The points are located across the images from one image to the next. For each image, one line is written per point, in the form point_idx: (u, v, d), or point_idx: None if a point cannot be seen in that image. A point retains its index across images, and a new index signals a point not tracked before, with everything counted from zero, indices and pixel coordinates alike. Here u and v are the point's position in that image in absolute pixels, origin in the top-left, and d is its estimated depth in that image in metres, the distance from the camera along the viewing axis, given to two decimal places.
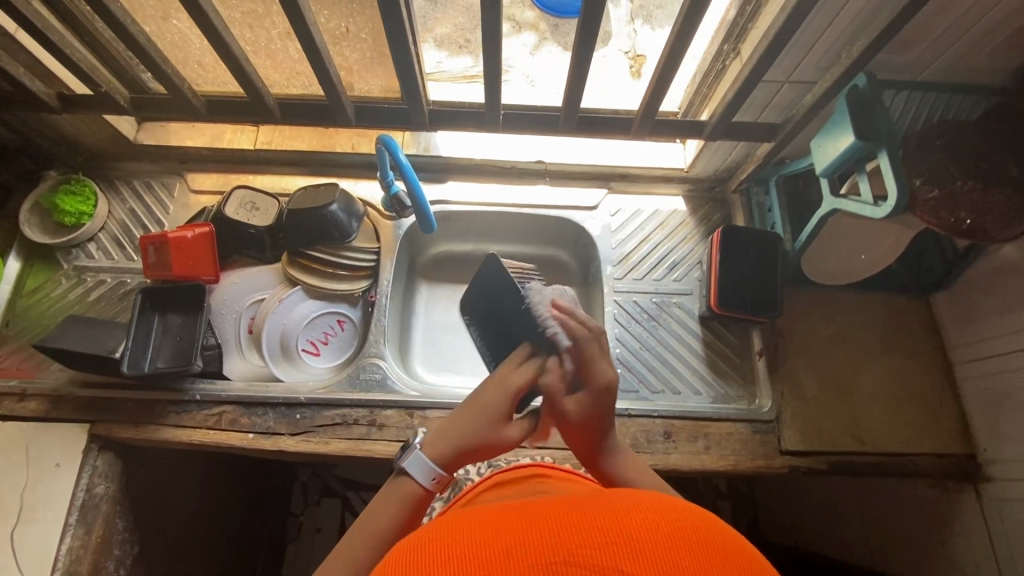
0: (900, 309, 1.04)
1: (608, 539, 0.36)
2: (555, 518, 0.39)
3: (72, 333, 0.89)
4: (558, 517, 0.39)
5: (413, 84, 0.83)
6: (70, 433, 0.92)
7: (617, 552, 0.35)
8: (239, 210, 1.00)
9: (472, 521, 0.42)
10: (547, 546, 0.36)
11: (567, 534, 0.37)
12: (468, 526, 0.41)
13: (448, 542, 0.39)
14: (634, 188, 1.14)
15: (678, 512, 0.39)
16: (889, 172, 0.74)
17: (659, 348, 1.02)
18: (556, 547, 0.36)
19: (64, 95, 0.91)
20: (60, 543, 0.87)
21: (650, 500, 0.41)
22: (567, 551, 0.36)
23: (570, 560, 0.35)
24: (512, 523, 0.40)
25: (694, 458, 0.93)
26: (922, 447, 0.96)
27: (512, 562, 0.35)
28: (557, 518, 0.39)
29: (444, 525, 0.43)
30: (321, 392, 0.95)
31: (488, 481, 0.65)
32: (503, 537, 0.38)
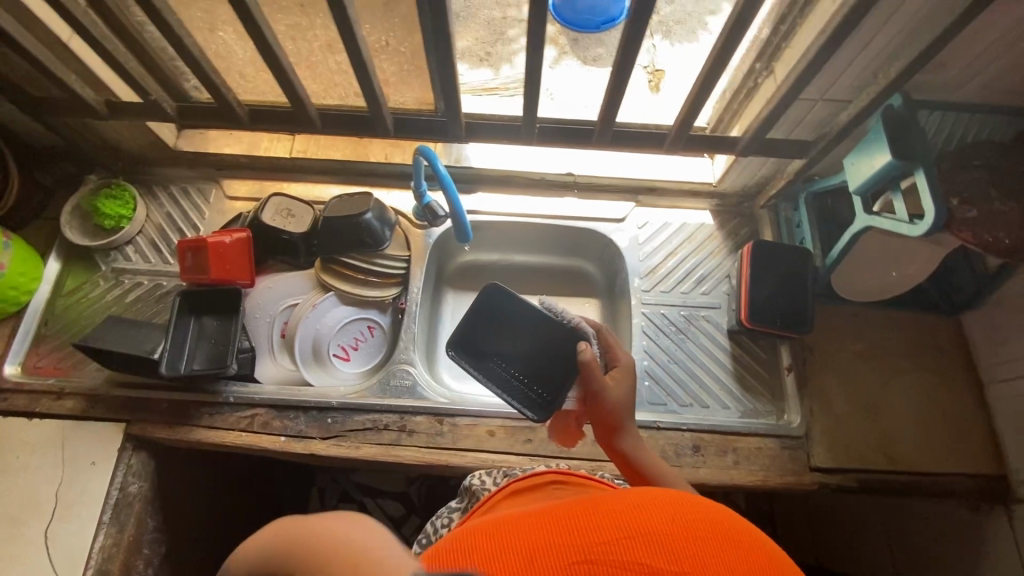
0: (929, 328, 1.04)
1: (628, 536, 0.40)
2: (577, 518, 0.42)
3: (113, 333, 0.91)
4: (579, 517, 0.42)
5: (453, 97, 0.85)
6: (106, 432, 0.94)
7: (640, 548, 0.39)
8: (276, 216, 1.02)
9: (503, 526, 0.45)
10: (574, 547, 0.39)
11: (591, 535, 0.40)
12: (497, 534, 0.44)
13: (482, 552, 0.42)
14: (661, 202, 1.15)
15: (690, 506, 0.43)
16: (927, 191, 0.74)
17: (687, 361, 1.03)
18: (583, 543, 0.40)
19: (111, 103, 0.94)
20: (94, 541, 0.88)
21: (663, 496, 0.45)
22: (591, 549, 0.39)
23: (594, 559, 0.39)
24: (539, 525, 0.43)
25: (723, 473, 0.92)
26: (953, 467, 0.95)
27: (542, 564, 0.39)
28: (577, 520, 0.42)
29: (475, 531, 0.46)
30: (353, 397, 0.96)
31: (507, 489, 0.66)
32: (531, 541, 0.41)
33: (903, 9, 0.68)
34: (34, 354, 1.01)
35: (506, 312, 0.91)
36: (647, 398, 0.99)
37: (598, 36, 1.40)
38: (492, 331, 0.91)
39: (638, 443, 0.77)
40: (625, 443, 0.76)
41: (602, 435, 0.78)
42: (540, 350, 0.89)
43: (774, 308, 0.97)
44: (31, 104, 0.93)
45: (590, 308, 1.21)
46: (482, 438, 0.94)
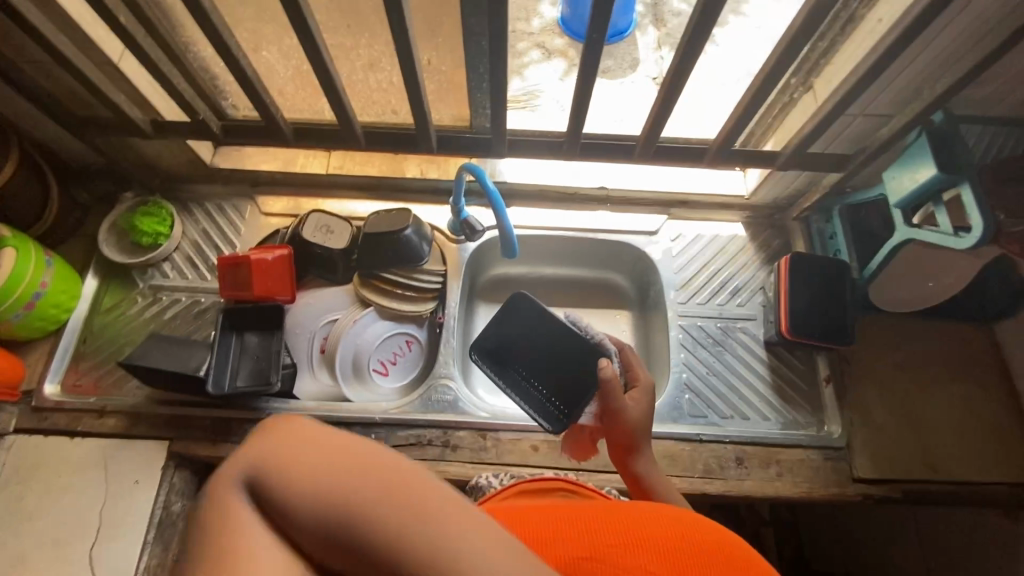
0: (964, 337, 1.05)
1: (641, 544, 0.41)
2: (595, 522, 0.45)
3: (158, 351, 0.91)
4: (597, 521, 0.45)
5: (500, 115, 0.86)
6: (148, 450, 0.93)
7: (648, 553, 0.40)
8: (316, 233, 1.03)
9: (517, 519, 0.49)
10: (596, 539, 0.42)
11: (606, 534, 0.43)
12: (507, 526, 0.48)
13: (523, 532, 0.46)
14: (693, 215, 1.17)
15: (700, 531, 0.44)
16: (973, 204, 0.76)
17: (726, 373, 1.03)
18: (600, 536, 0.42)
19: (156, 121, 0.95)
20: (139, 561, 0.88)
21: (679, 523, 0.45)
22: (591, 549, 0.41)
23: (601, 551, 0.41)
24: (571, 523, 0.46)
25: (767, 485, 0.93)
26: (995, 477, 0.95)
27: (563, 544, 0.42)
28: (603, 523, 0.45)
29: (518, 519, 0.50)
30: (395, 412, 0.96)
31: (518, 487, 0.68)
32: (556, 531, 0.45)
33: (949, 30, 0.70)
34: (73, 372, 1.01)
35: (531, 317, 0.92)
36: (688, 411, 0.99)
37: (609, 49, 1.42)
38: (512, 330, 0.93)
39: (652, 467, 0.78)
40: (638, 464, 0.77)
41: (617, 449, 0.79)
42: (558, 369, 0.91)
43: (813, 319, 0.98)
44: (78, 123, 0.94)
45: (623, 321, 1.22)
46: (527, 453, 0.94)
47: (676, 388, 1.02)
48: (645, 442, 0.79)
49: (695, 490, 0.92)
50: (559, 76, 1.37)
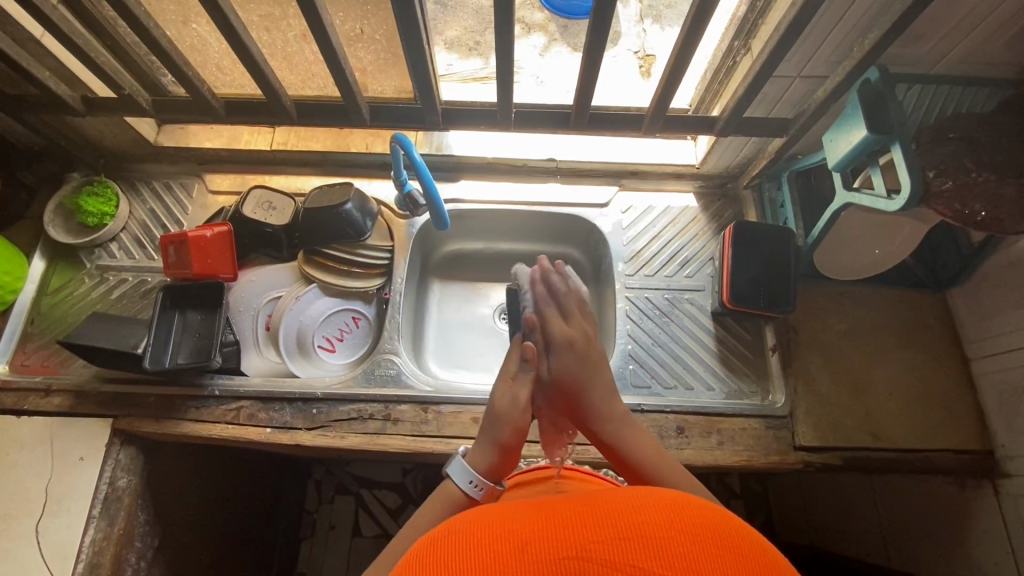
0: (915, 305, 1.03)
1: (624, 536, 0.37)
2: (572, 514, 0.40)
3: (96, 329, 0.91)
4: (575, 513, 0.40)
5: (427, 83, 0.84)
6: (93, 428, 0.94)
7: (633, 549, 0.36)
8: (257, 210, 1.02)
9: (500, 517, 0.42)
10: (565, 542, 0.37)
11: (585, 530, 0.38)
12: (485, 520, 0.42)
13: (469, 537, 0.40)
14: (645, 186, 1.15)
15: (691, 508, 0.40)
16: (903, 164, 0.74)
17: (672, 344, 1.02)
18: (573, 542, 0.37)
19: (87, 98, 0.94)
20: (84, 535, 0.89)
21: (665, 498, 0.41)
22: (582, 547, 0.37)
23: (583, 555, 0.36)
24: (533, 517, 0.41)
25: (708, 454, 0.93)
26: (938, 443, 0.95)
27: (532, 554, 0.37)
28: (572, 514, 0.40)
29: (470, 517, 0.43)
30: (337, 387, 0.97)
31: (516, 479, 0.72)
32: (522, 531, 0.39)
33: None
34: (21, 353, 1.01)
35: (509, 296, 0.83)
36: (631, 381, 0.99)
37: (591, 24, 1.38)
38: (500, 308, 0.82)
39: (619, 425, 0.68)
40: (604, 430, 0.67)
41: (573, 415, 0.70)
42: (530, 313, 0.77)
43: (757, 288, 0.97)
44: (8, 102, 0.93)
45: None
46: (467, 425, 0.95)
47: (620, 359, 1.01)
48: (597, 401, 0.68)
49: None
50: (529, 50, 1.34)
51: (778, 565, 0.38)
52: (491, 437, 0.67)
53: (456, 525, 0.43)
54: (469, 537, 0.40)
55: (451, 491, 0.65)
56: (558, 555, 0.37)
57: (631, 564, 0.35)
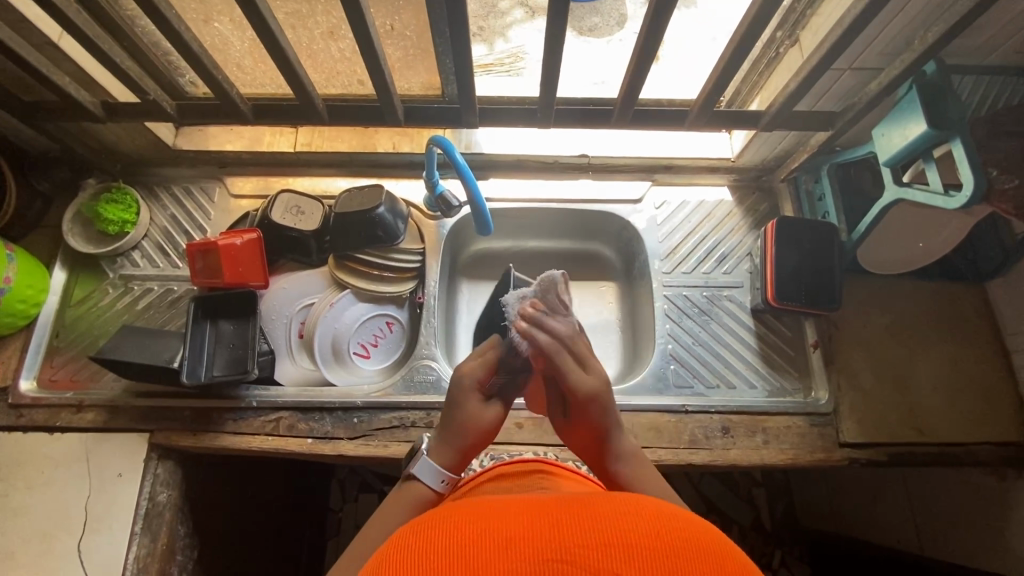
0: (955, 297, 1.02)
1: (611, 544, 0.36)
2: (556, 519, 0.39)
3: (130, 343, 0.89)
4: (559, 518, 0.39)
5: (467, 82, 0.81)
6: (129, 443, 0.92)
7: (619, 557, 0.35)
8: (286, 214, 0.99)
9: (484, 513, 0.41)
10: (550, 546, 0.36)
11: (572, 535, 0.37)
12: (466, 517, 0.40)
13: (451, 531, 0.39)
14: (678, 180, 1.13)
15: (676, 518, 0.40)
16: (964, 161, 0.72)
17: (711, 342, 1.01)
18: (558, 545, 0.36)
19: (107, 103, 0.90)
20: (127, 552, 0.88)
21: (651, 507, 0.41)
22: (568, 550, 0.36)
23: (569, 560, 0.35)
24: (517, 516, 0.40)
25: (754, 453, 0.92)
26: (982, 436, 0.95)
27: (515, 556, 0.36)
28: (560, 518, 0.39)
29: (448, 510, 0.43)
30: (377, 396, 0.95)
31: (496, 471, 0.68)
32: (505, 532, 0.38)
33: None
34: (48, 367, 0.99)
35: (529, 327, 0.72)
36: (673, 381, 0.99)
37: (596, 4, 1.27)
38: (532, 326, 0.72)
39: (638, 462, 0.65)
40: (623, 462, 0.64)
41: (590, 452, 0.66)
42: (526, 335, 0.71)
43: (800, 284, 0.95)
44: (24, 108, 0.89)
45: (608, 292, 1.20)
46: (512, 430, 0.94)
47: (661, 359, 1.00)
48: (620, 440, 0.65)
49: (680, 462, 0.92)
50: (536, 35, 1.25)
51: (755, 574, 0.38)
52: (450, 444, 0.65)
53: (439, 517, 0.41)
54: (451, 531, 0.39)
55: (418, 491, 0.64)
56: (545, 556, 0.36)
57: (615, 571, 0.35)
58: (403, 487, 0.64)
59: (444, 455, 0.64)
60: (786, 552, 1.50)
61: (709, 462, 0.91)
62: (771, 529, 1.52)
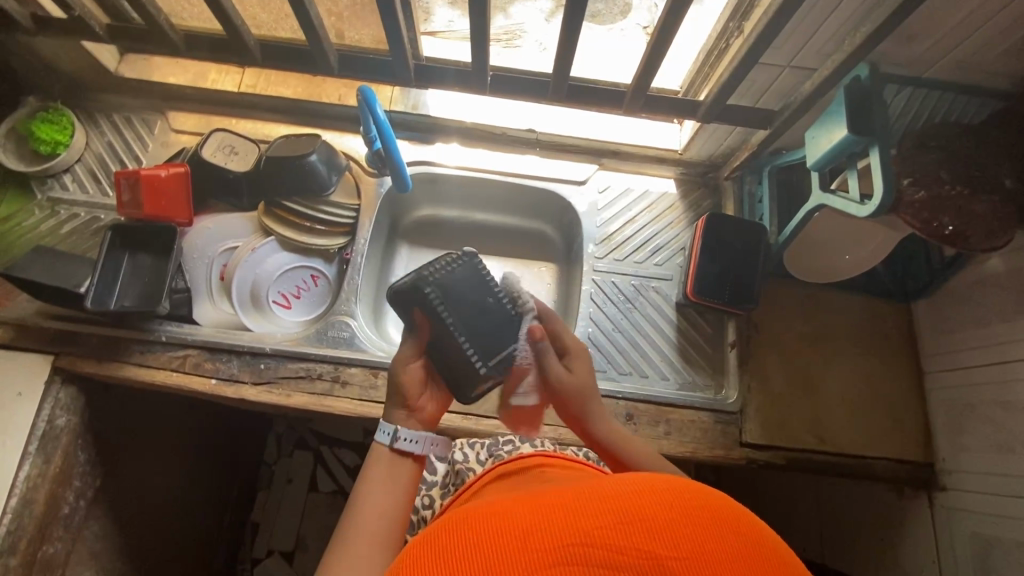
0: (879, 313, 1.03)
1: (629, 521, 0.38)
2: (570, 503, 0.41)
3: (38, 263, 0.87)
4: (574, 502, 0.41)
5: (399, 35, 0.79)
6: (33, 364, 0.92)
7: (639, 534, 0.37)
8: (217, 152, 0.98)
9: (501, 510, 0.43)
10: (569, 531, 0.38)
11: (587, 517, 0.39)
12: (487, 517, 0.42)
13: (473, 533, 0.41)
14: (624, 167, 1.11)
15: (689, 489, 0.41)
16: (878, 170, 0.72)
17: (631, 330, 1.01)
18: (578, 528, 0.38)
19: (37, 16, 0.87)
20: (17, 470, 0.88)
21: (663, 480, 0.42)
22: (587, 532, 0.38)
23: (592, 542, 0.37)
24: (532, 509, 0.42)
25: (654, 442, 0.93)
26: (882, 451, 0.96)
27: (535, 547, 0.38)
28: (574, 502, 0.41)
29: (466, 512, 0.45)
30: (288, 344, 0.95)
31: (497, 470, 0.69)
32: (523, 522, 0.40)
33: None
34: None
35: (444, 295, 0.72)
36: None
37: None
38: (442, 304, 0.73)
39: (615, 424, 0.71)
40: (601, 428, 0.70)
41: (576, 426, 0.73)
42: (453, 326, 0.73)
43: (723, 281, 0.95)
44: None
45: (546, 273, 1.20)
46: None
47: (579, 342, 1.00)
48: (593, 407, 0.71)
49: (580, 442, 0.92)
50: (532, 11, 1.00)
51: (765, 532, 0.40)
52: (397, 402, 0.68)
53: (453, 525, 0.43)
54: (471, 533, 0.41)
55: (382, 455, 0.65)
56: (562, 541, 0.38)
57: (636, 549, 0.37)
58: (372, 454, 0.65)
59: (391, 411, 0.68)
60: None
61: None
62: None
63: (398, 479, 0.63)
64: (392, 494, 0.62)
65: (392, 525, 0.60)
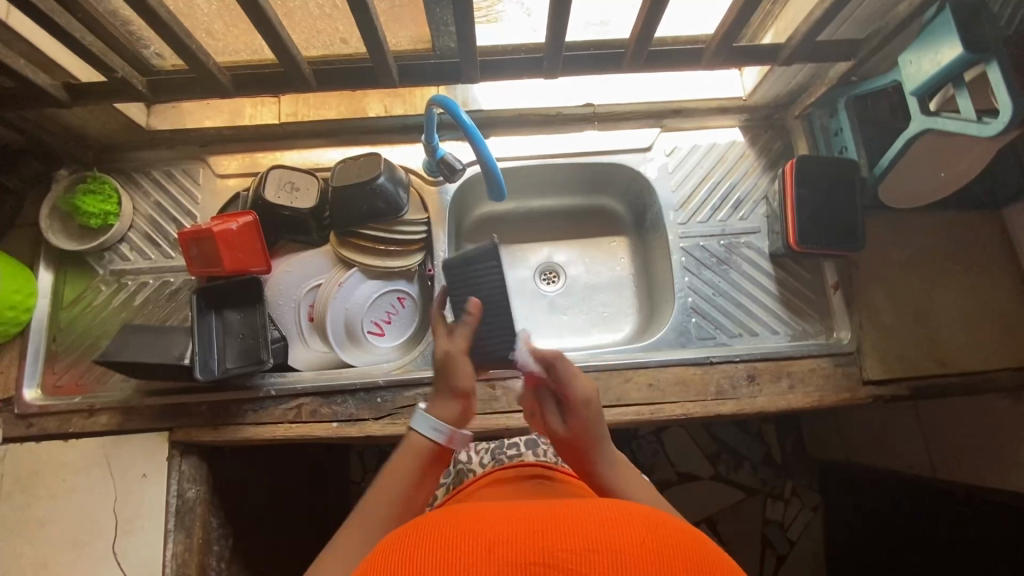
0: (972, 225, 1.01)
1: (591, 548, 0.38)
2: (542, 520, 0.41)
3: (136, 343, 0.84)
4: (547, 520, 0.41)
5: (468, 34, 0.74)
6: (150, 443, 0.90)
7: (601, 561, 0.37)
8: (280, 192, 0.94)
9: (472, 521, 0.43)
10: (535, 549, 0.38)
11: (554, 539, 0.39)
12: (456, 523, 0.43)
13: (444, 534, 0.41)
14: (687, 124, 1.07)
15: (661, 528, 0.41)
16: (1001, 85, 0.69)
17: (732, 291, 1.00)
18: (542, 548, 0.38)
19: (70, 85, 0.80)
20: (164, 550, 0.87)
21: (636, 514, 0.43)
22: (551, 554, 0.38)
23: (553, 564, 0.37)
24: (506, 520, 0.42)
25: (780, 398, 0.92)
26: (1001, 362, 0.95)
27: (499, 560, 0.38)
28: (546, 522, 0.41)
29: (441, 513, 0.45)
30: (398, 373, 0.93)
31: (483, 479, 0.72)
32: (492, 535, 0.40)
33: None
34: (50, 373, 0.95)
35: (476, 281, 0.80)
36: (696, 334, 0.98)
37: None
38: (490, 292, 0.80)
39: (614, 463, 0.67)
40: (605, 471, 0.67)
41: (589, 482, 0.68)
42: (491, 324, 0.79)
43: (822, 225, 0.93)
44: None
45: (619, 248, 1.17)
46: None
47: (681, 312, 0.99)
48: (600, 458, 0.67)
49: (708, 413, 0.92)
50: None
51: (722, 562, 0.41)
52: (446, 387, 0.72)
53: (428, 524, 0.43)
54: (437, 535, 0.41)
55: (415, 442, 0.69)
56: (527, 559, 0.38)
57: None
58: (409, 440, 0.69)
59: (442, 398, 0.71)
60: (795, 483, 1.53)
61: (737, 411, 0.91)
62: (781, 462, 1.54)
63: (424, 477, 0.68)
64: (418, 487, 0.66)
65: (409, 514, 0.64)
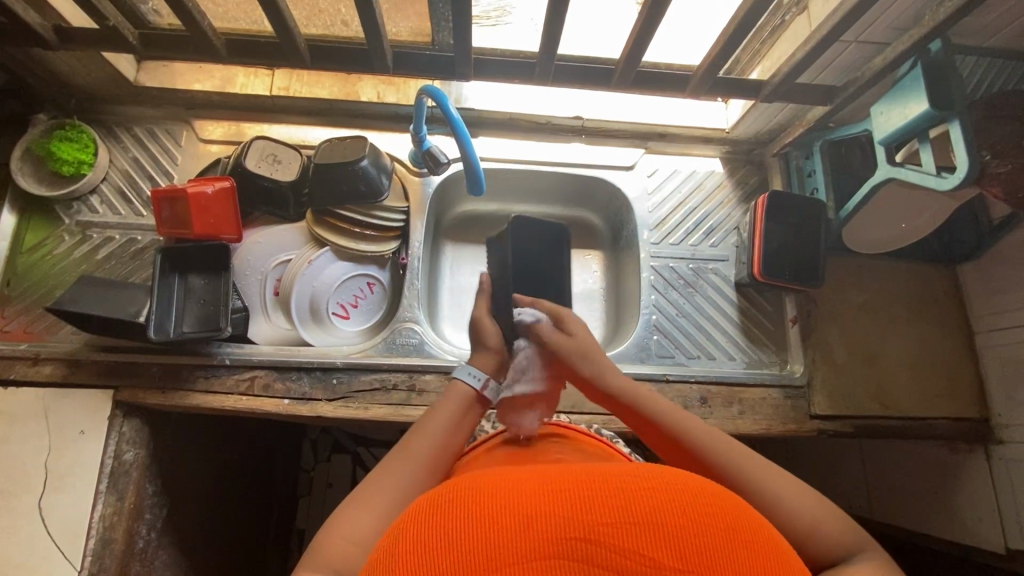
0: (927, 278, 1.05)
1: (637, 518, 0.32)
2: (576, 485, 0.34)
3: (91, 294, 0.82)
4: (580, 484, 0.34)
5: (464, 33, 0.76)
6: (90, 400, 0.87)
7: (646, 536, 0.31)
8: (261, 163, 0.93)
9: (496, 479, 0.36)
10: (571, 521, 0.32)
11: (593, 507, 0.32)
12: (476, 489, 0.35)
13: (466, 505, 0.34)
14: (670, 149, 1.11)
15: (710, 491, 0.35)
16: (960, 143, 0.72)
17: (695, 314, 1.03)
18: (579, 521, 0.32)
19: (59, 28, 0.79)
20: (93, 511, 0.84)
21: (676, 473, 0.36)
22: (590, 527, 0.31)
23: (593, 539, 0.31)
24: (535, 484, 0.35)
25: (731, 422, 0.94)
26: (942, 411, 0.98)
27: (531, 536, 0.31)
28: (583, 485, 0.34)
29: (458, 479, 0.38)
30: (357, 357, 0.93)
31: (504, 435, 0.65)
32: (521, 502, 0.33)
33: None
34: None
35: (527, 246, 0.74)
36: (655, 351, 1.00)
37: None
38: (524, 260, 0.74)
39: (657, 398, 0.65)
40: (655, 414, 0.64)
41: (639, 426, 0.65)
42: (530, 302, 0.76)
43: (786, 260, 0.97)
44: None
45: (592, 261, 1.19)
46: None
47: (644, 329, 1.02)
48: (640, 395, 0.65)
49: None
50: None
51: (784, 557, 0.34)
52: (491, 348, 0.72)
53: (455, 482, 0.37)
54: (456, 508, 0.34)
55: (456, 388, 0.68)
56: (562, 535, 0.31)
57: (641, 553, 0.31)
58: (450, 385, 0.68)
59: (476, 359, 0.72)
60: None
61: None
62: None
63: (464, 423, 0.66)
64: (457, 429, 0.64)
65: (445, 457, 0.61)
